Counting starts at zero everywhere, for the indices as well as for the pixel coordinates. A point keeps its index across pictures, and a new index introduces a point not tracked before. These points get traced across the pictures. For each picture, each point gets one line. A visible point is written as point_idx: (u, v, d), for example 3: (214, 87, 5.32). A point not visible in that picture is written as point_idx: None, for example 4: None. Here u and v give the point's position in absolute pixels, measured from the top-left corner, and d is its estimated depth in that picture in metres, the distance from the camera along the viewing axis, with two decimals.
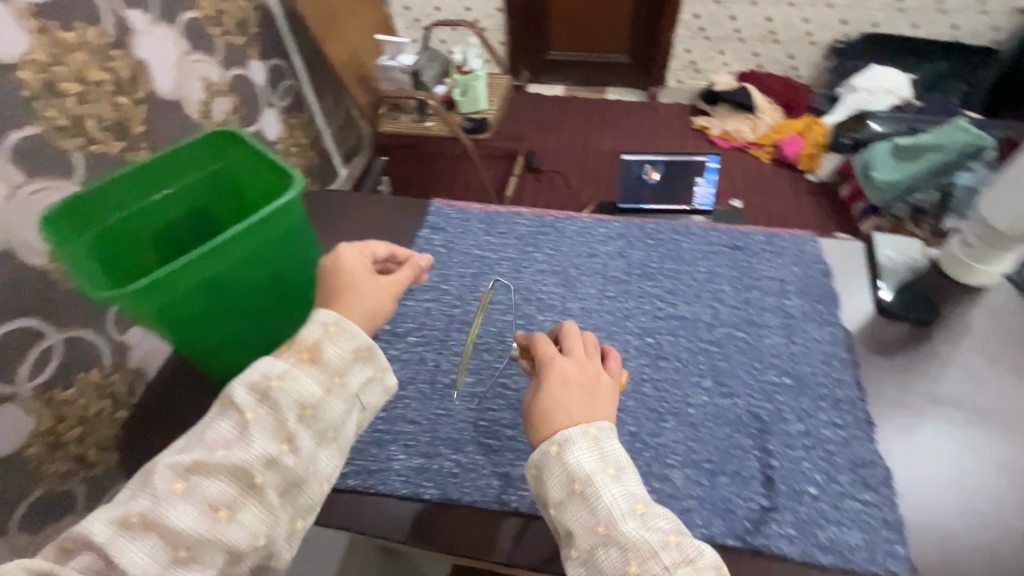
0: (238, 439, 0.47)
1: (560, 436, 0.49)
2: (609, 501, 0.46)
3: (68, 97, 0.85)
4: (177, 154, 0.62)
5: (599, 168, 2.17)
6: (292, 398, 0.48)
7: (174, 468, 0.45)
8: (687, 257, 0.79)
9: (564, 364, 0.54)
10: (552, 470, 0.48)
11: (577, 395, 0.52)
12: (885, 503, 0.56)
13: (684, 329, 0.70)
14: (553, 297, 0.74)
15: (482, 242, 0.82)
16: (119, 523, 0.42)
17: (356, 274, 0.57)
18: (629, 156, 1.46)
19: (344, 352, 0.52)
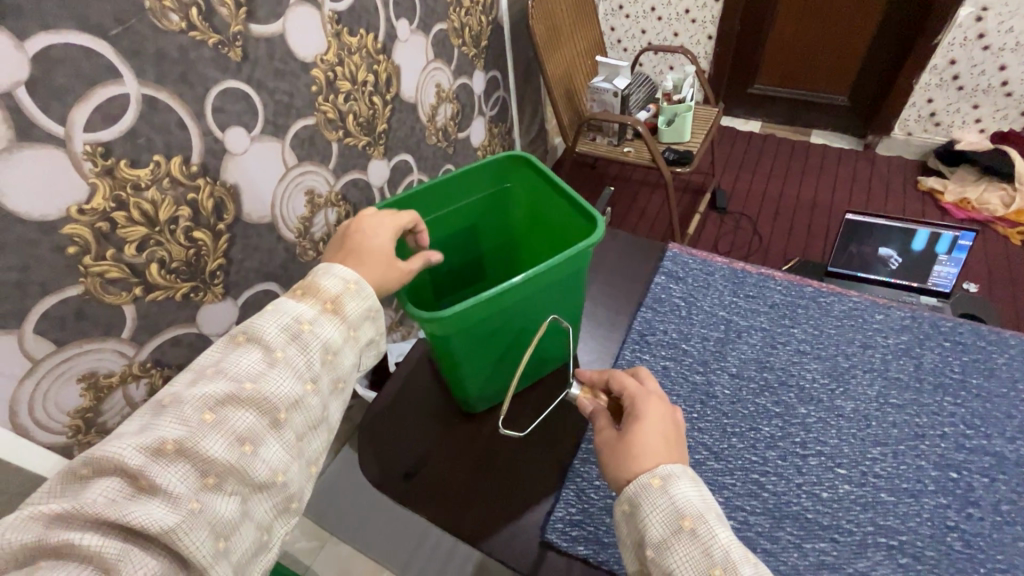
0: (267, 374, 0.48)
1: (663, 470, 0.46)
2: (723, 540, 0.43)
3: (341, 94, 0.92)
4: (471, 174, 0.69)
5: (798, 223, 1.92)
6: (319, 342, 0.51)
7: (196, 400, 0.45)
8: (1003, 377, 0.64)
9: (651, 402, 0.51)
10: (655, 502, 0.45)
11: (665, 435, 0.49)
12: None
13: (1002, 473, 0.56)
14: (818, 387, 0.65)
15: (728, 302, 0.76)
16: (149, 450, 0.42)
17: (362, 237, 0.59)
18: (857, 216, 1.25)
19: (361, 307, 0.55)
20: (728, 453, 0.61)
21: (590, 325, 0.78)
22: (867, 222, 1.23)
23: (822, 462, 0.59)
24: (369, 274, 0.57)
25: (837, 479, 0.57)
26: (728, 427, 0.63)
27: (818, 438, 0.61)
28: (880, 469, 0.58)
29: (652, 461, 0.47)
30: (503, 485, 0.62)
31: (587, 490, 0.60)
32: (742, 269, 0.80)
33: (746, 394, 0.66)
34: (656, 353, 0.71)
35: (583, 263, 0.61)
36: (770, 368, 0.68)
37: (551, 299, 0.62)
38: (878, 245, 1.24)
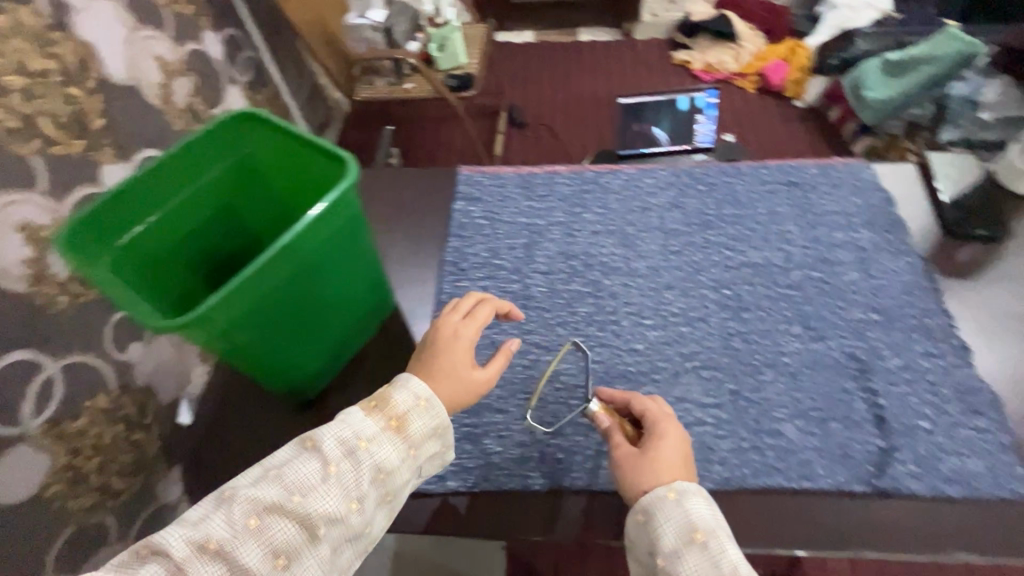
0: (316, 489, 0.42)
1: (679, 485, 0.46)
2: (734, 560, 0.42)
3: (11, 91, 0.55)
4: (192, 149, 0.54)
5: (588, 119, 2.06)
6: (371, 464, 0.44)
7: (246, 500, 0.40)
8: (744, 200, 0.76)
9: (675, 430, 0.50)
10: (668, 515, 0.44)
11: (686, 462, 0.49)
12: (998, 427, 0.55)
13: (758, 277, 0.68)
14: (615, 259, 0.71)
15: (525, 208, 0.78)
16: (189, 550, 0.38)
17: (449, 342, 0.51)
18: None
19: (429, 426, 0.47)
20: (556, 343, 0.65)
21: (404, 269, 0.74)
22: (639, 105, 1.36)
23: (633, 320, 0.65)
24: (446, 391, 0.49)
25: (646, 330, 0.65)
26: (551, 321, 0.66)
27: (625, 301, 0.67)
28: (675, 309, 0.66)
29: (667, 477, 0.47)
30: None
31: None
32: (531, 172, 0.82)
33: (560, 286, 0.69)
34: (472, 278, 0.71)
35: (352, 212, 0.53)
36: (574, 256, 0.72)
37: (333, 264, 0.54)
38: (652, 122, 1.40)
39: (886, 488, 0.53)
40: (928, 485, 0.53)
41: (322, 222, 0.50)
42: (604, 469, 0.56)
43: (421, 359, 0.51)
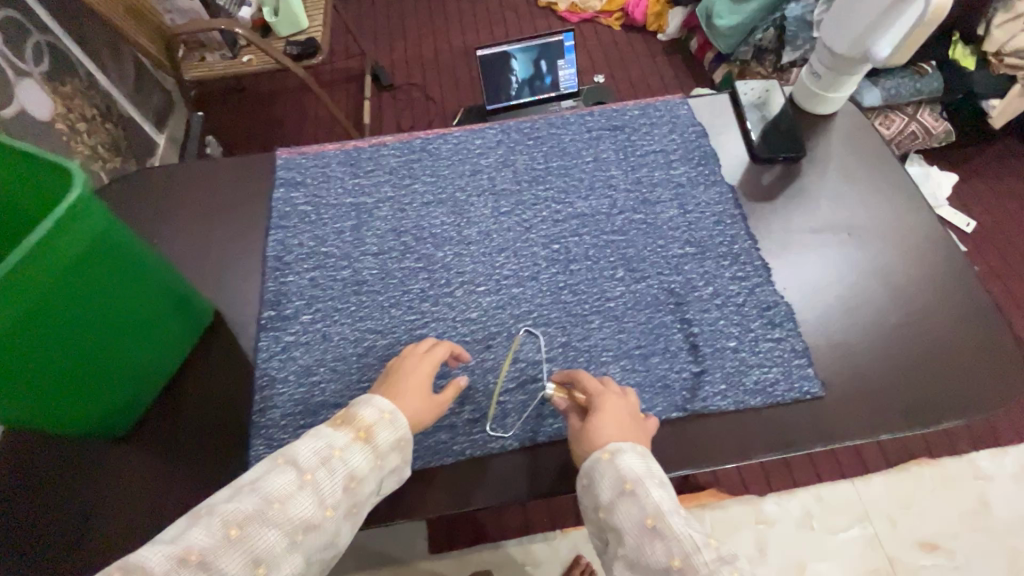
0: (293, 500, 0.42)
1: (612, 446, 0.49)
2: (661, 504, 0.45)
3: None
4: None
5: (460, 73, 1.90)
6: (341, 475, 0.45)
7: (226, 511, 0.41)
8: (571, 149, 0.76)
9: (610, 397, 0.52)
10: (605, 473, 0.48)
11: (626, 421, 0.51)
12: (791, 335, 0.62)
13: (585, 227, 0.69)
14: (447, 228, 0.70)
15: (352, 187, 0.73)
16: (171, 562, 0.38)
17: (410, 361, 0.54)
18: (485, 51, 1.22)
19: (393, 441, 0.48)
20: (391, 325, 0.63)
21: (225, 271, 0.68)
22: (500, 52, 1.24)
23: (467, 289, 0.65)
24: (411, 407, 0.51)
25: (480, 297, 0.64)
26: (385, 304, 0.64)
27: (458, 271, 0.66)
28: (508, 271, 0.66)
29: (603, 438, 0.50)
30: (183, 485, 0.55)
31: (275, 433, 0.57)
32: (355, 146, 0.77)
33: (392, 265, 0.67)
34: (299, 270, 0.67)
35: (101, 225, 0.48)
36: (405, 230, 0.70)
37: (97, 288, 0.49)
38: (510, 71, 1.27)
39: (699, 410, 0.57)
40: (734, 400, 0.58)
41: (52, 245, 0.44)
42: (444, 444, 0.56)
43: (382, 381, 0.53)
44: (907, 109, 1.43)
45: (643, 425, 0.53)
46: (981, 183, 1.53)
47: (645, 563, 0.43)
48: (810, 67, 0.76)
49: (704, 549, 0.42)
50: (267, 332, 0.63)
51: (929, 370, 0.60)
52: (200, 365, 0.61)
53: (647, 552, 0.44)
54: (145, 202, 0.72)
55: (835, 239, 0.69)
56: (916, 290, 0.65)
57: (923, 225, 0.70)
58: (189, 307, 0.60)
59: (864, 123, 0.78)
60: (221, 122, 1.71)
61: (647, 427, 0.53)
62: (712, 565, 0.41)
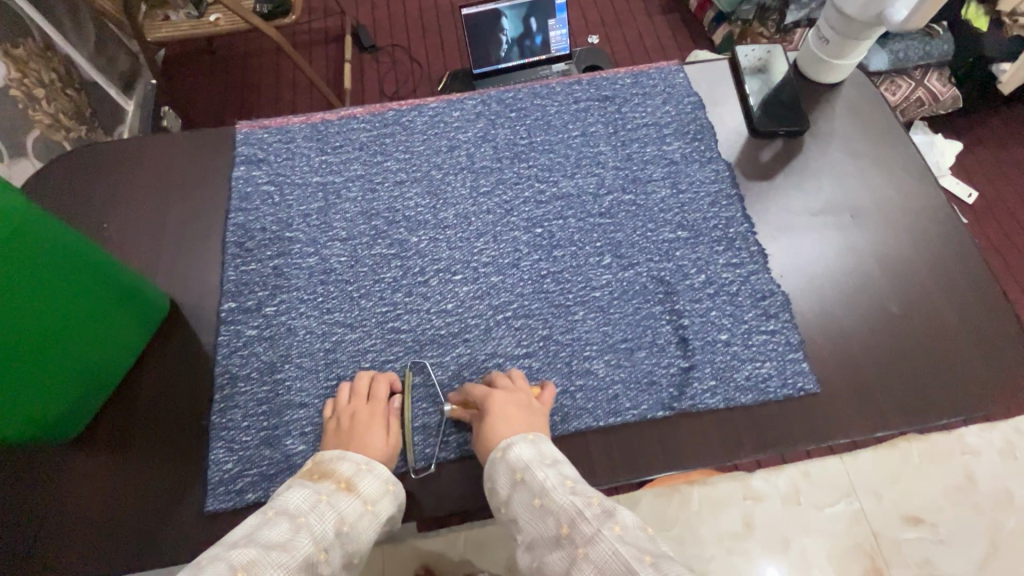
0: (293, 543, 0.40)
1: (504, 443, 0.48)
2: (546, 481, 0.44)
3: None
4: None
5: (446, 32, 1.77)
6: (334, 516, 0.44)
7: (233, 555, 0.38)
8: (556, 123, 0.70)
9: (498, 394, 0.51)
10: (498, 470, 0.47)
11: (518, 412, 0.50)
12: (787, 327, 0.58)
13: (570, 209, 0.64)
14: (422, 210, 0.65)
15: (318, 164, 0.68)
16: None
17: (358, 409, 0.52)
18: (470, 9, 1.13)
19: (378, 484, 0.48)
20: (361, 318, 0.59)
21: (183, 258, 0.63)
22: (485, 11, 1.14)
23: (442, 278, 0.61)
24: (381, 450, 0.51)
25: (456, 286, 0.60)
26: (354, 294, 0.60)
27: (433, 258, 0.62)
28: (486, 257, 0.62)
29: (495, 437, 0.49)
30: (143, 483, 0.52)
31: (237, 435, 0.54)
32: (322, 119, 0.71)
33: (362, 252, 0.62)
34: (262, 258, 0.62)
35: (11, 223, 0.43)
36: (376, 213, 0.64)
37: (17, 293, 0.44)
38: (497, 31, 1.19)
39: (688, 408, 0.54)
40: (724, 397, 0.55)
41: None
42: (417, 446, 0.53)
43: (332, 438, 0.52)
44: (915, 75, 1.35)
45: (539, 405, 0.52)
46: (986, 152, 1.47)
47: (541, 543, 0.42)
48: (818, 31, 0.69)
49: (587, 509, 0.41)
50: (228, 325, 0.59)
51: (930, 364, 0.57)
52: (158, 363, 0.58)
53: (541, 532, 0.42)
54: (94, 182, 0.66)
55: (836, 222, 0.64)
56: (920, 277, 0.61)
57: (930, 206, 0.65)
58: (135, 304, 0.55)
59: (872, 93, 0.72)
60: (194, 87, 1.62)
61: (543, 404, 0.52)
62: (594, 525, 0.39)
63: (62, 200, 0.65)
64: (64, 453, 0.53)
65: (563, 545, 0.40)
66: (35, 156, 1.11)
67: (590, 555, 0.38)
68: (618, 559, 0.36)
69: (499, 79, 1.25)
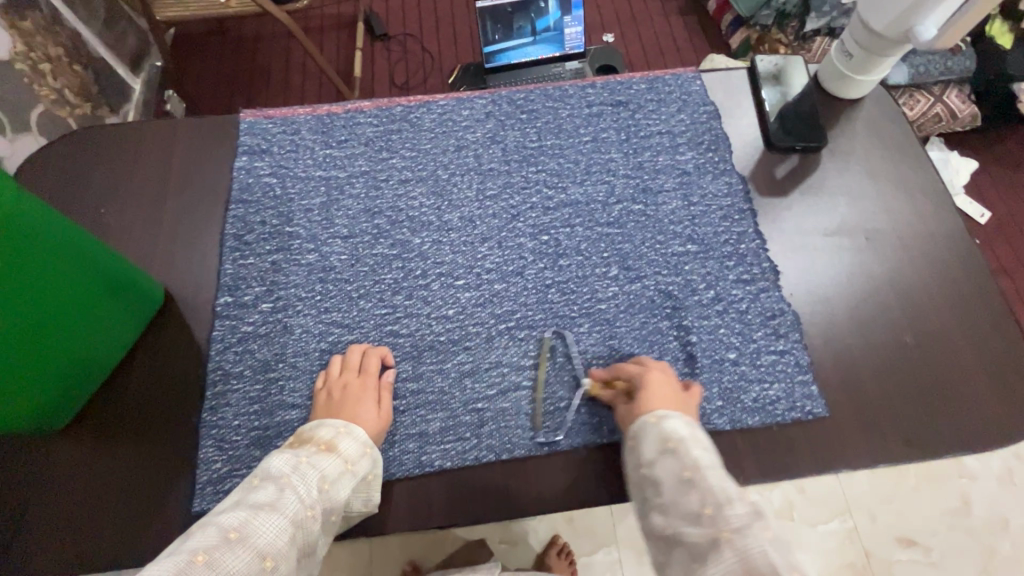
0: (281, 501, 0.41)
1: (660, 412, 0.47)
2: (702, 459, 0.42)
3: None
4: None
5: (459, 24, 1.75)
6: (317, 474, 0.44)
7: (221, 519, 0.38)
8: (568, 127, 0.68)
9: (653, 372, 0.51)
10: (649, 434, 0.46)
11: (671, 395, 0.49)
12: (796, 349, 0.57)
13: (579, 217, 0.63)
14: (426, 211, 0.63)
15: (323, 158, 0.66)
16: (175, 570, 0.34)
17: (350, 380, 0.52)
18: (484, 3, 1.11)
19: (357, 445, 0.48)
20: (360, 320, 0.58)
21: (180, 249, 0.61)
22: (500, 5, 1.14)
23: (444, 282, 0.59)
24: (369, 422, 0.51)
25: (458, 292, 0.59)
26: (354, 294, 0.59)
27: (436, 261, 0.60)
28: (490, 263, 0.60)
29: (649, 406, 0.48)
30: (125, 479, 0.51)
31: (228, 434, 0.53)
32: (328, 111, 0.69)
33: (363, 251, 0.61)
34: (261, 252, 0.61)
35: (7, 214, 0.42)
36: (380, 212, 0.63)
37: (9, 275, 0.43)
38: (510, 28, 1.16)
39: None
40: (729, 418, 0.54)
41: None
42: (410, 454, 0.52)
43: (322, 408, 0.52)
44: (934, 89, 1.33)
45: (690, 399, 0.50)
46: (1001, 173, 1.45)
47: (676, 510, 0.39)
48: (841, 44, 0.67)
49: (740, 500, 0.37)
50: (223, 320, 0.57)
51: (941, 396, 0.55)
52: (148, 357, 0.56)
53: (681, 502, 0.40)
54: (94, 165, 0.65)
55: (850, 243, 0.63)
56: (934, 306, 0.59)
57: (949, 230, 0.64)
58: (126, 295, 0.54)
59: (894, 111, 0.70)
60: (203, 68, 1.60)
61: (694, 401, 0.50)
62: (746, 519, 0.36)
63: (60, 184, 0.64)
64: (52, 443, 0.53)
65: (703, 523, 0.37)
66: (40, 133, 1.10)
67: (739, 546, 0.34)
68: (770, 562, 0.33)
69: (510, 76, 1.23)
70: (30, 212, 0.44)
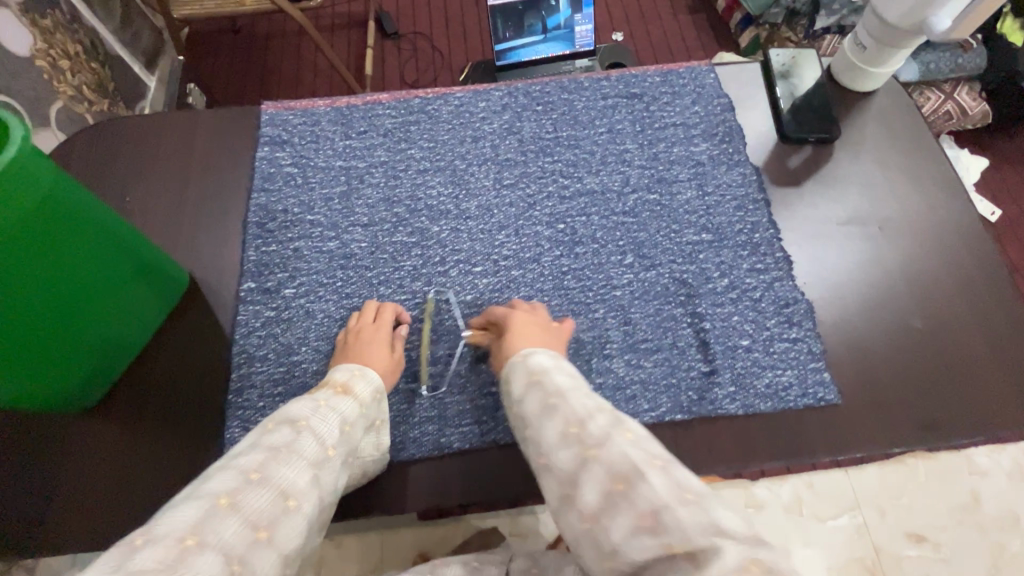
0: (298, 442, 0.41)
1: (525, 351, 0.48)
2: (563, 385, 0.43)
3: None
4: None
5: (469, 23, 1.76)
6: (331, 417, 0.45)
7: (240, 462, 0.38)
8: (583, 118, 0.69)
9: (518, 315, 0.52)
10: (515, 372, 0.46)
11: (538, 333, 0.51)
12: (810, 336, 0.58)
13: (594, 206, 0.64)
14: (444, 200, 0.64)
15: (342, 148, 0.67)
16: (200, 513, 0.34)
17: (364, 326, 0.55)
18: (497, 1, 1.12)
19: (369, 389, 0.50)
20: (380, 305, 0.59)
21: (204, 236, 0.63)
22: (512, 3, 1.14)
23: (462, 269, 0.60)
24: (382, 364, 0.53)
25: (476, 279, 0.60)
26: (373, 280, 0.60)
27: (454, 249, 0.62)
28: (507, 250, 0.61)
29: (517, 345, 0.49)
30: (152, 458, 0.53)
31: (252, 415, 0.54)
32: (348, 102, 0.70)
33: (383, 238, 0.62)
34: (283, 239, 0.62)
35: (47, 193, 0.43)
36: (398, 201, 0.64)
37: (45, 252, 0.44)
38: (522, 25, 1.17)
39: (706, 413, 0.54)
40: (743, 403, 0.54)
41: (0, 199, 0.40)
42: (429, 436, 0.53)
43: (339, 353, 0.54)
44: (945, 86, 1.33)
45: (559, 333, 0.53)
46: (1011, 171, 1.45)
47: (544, 438, 0.40)
48: (855, 37, 0.68)
49: (600, 414, 0.39)
50: (246, 305, 0.59)
51: (953, 382, 0.56)
52: (173, 340, 0.58)
53: (547, 431, 0.40)
54: (120, 154, 0.67)
55: (863, 232, 0.63)
56: (946, 295, 0.60)
57: (962, 221, 0.64)
58: (153, 278, 0.55)
59: (907, 104, 0.71)
60: (216, 66, 1.62)
61: (563, 333, 0.53)
62: (607, 430, 0.37)
63: (87, 173, 0.66)
64: (81, 423, 0.54)
65: (571, 444, 0.38)
66: (59, 127, 1.12)
67: (605, 458, 0.35)
68: (629, 459, 0.34)
69: (521, 74, 1.24)
70: (68, 192, 0.45)
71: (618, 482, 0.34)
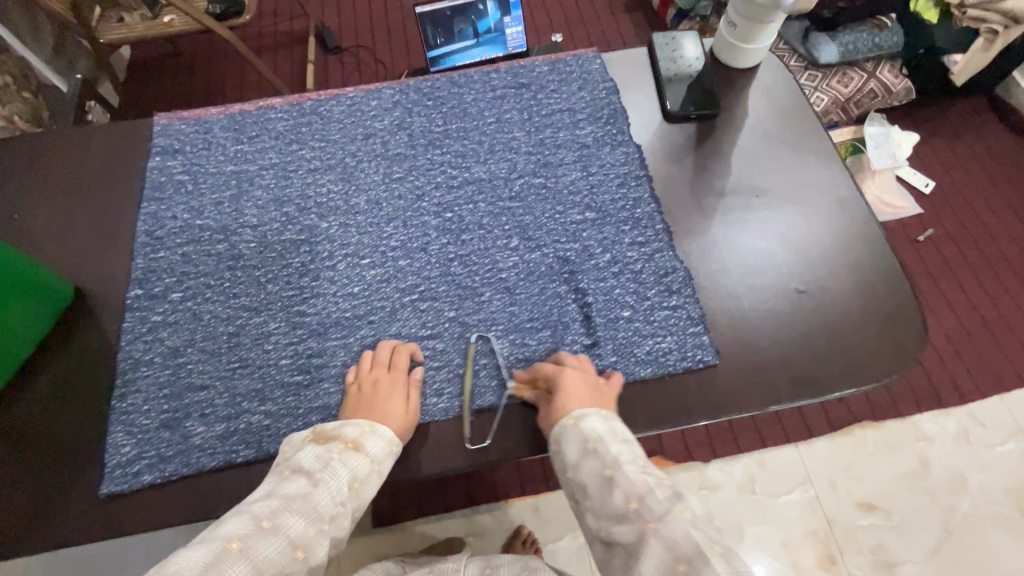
0: (315, 494, 0.44)
1: (577, 412, 0.49)
2: (619, 455, 0.45)
3: None
4: None
5: (411, 34, 1.78)
6: (346, 472, 0.46)
7: (255, 508, 0.41)
8: (473, 110, 0.71)
9: (568, 370, 0.52)
10: (568, 436, 0.48)
11: (590, 390, 0.51)
12: (690, 302, 0.59)
13: (481, 193, 0.65)
14: (333, 197, 0.65)
15: (233, 154, 0.68)
16: (212, 555, 0.37)
17: (381, 376, 0.53)
18: (420, 7, 1.13)
19: (383, 443, 0.49)
20: (266, 301, 0.59)
21: (94, 247, 0.63)
22: (438, 10, 1.16)
23: (349, 262, 0.61)
24: (395, 417, 0.51)
25: (363, 270, 0.61)
26: (262, 279, 0.60)
27: (342, 243, 0.62)
28: (395, 241, 0.62)
29: (566, 406, 0.49)
30: (36, 470, 0.52)
31: (136, 418, 0.54)
32: (240, 109, 0.71)
33: (272, 238, 0.63)
34: (172, 245, 0.62)
35: None
36: (287, 200, 0.65)
37: None
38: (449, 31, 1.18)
39: None
40: (623, 371, 0.56)
41: None
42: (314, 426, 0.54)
43: (353, 401, 0.52)
44: (867, 66, 1.37)
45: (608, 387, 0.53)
46: (940, 144, 1.49)
47: (603, 509, 0.42)
48: (727, 16, 0.70)
49: (657, 490, 0.41)
50: (133, 312, 0.59)
51: (833, 339, 0.57)
52: (61, 352, 0.58)
53: (606, 501, 0.43)
54: (9, 175, 0.67)
55: (747, 202, 0.65)
56: (826, 259, 0.62)
57: (840, 186, 0.66)
58: (33, 292, 0.55)
59: (788, 80, 0.74)
60: (158, 89, 1.62)
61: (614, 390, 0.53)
62: (666, 506, 0.40)
63: None
64: None
65: (629, 519, 0.40)
66: None
67: (662, 535, 0.38)
68: (693, 542, 0.37)
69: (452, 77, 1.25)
70: None
71: (679, 562, 0.36)
